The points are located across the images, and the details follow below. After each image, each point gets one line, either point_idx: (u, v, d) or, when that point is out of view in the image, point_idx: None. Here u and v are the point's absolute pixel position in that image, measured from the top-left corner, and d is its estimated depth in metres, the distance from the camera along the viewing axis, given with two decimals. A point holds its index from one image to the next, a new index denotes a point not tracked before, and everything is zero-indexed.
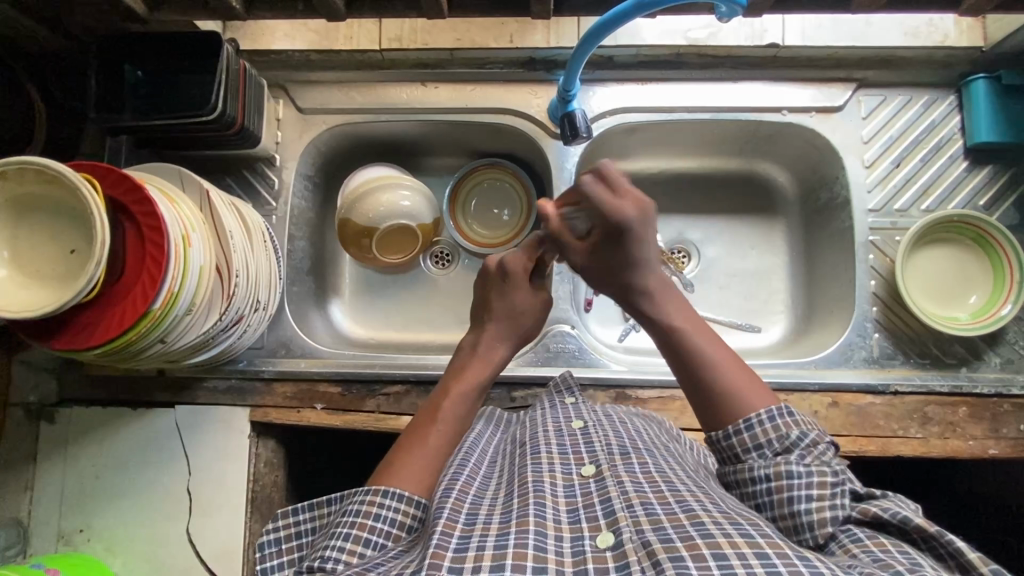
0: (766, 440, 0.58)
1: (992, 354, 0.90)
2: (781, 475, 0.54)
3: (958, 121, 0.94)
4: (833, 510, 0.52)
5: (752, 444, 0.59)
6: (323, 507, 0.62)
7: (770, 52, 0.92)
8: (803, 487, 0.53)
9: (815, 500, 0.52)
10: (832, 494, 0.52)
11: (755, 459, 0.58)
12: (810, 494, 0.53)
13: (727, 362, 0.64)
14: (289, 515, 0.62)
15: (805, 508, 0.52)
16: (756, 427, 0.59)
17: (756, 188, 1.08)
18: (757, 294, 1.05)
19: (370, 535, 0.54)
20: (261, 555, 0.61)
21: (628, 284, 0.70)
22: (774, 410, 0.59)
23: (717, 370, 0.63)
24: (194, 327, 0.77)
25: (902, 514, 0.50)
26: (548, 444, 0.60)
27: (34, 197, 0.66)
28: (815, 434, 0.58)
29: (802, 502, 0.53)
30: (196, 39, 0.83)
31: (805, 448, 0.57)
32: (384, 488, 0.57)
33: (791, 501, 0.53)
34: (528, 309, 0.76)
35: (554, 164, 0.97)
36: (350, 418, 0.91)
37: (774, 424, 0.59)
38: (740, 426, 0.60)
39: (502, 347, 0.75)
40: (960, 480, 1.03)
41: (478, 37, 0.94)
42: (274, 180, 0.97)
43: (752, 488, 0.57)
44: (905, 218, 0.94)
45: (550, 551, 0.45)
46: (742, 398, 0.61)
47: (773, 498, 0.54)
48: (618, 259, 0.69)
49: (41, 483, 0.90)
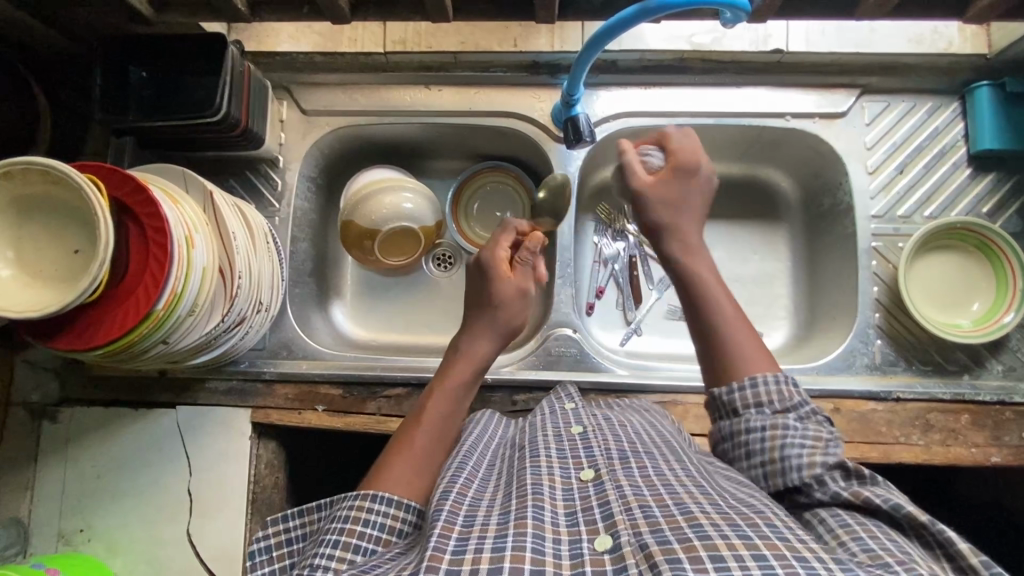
0: (767, 399, 0.60)
1: (995, 362, 0.90)
2: (779, 426, 0.57)
3: (962, 128, 0.94)
4: (823, 460, 0.55)
5: (753, 402, 0.60)
6: (312, 513, 0.62)
7: (774, 57, 0.92)
8: (798, 437, 0.56)
9: (809, 447, 0.56)
10: (825, 447, 0.56)
11: (752, 415, 0.60)
12: (804, 444, 0.56)
13: (738, 323, 0.66)
14: (278, 523, 0.61)
15: (796, 454, 0.55)
16: (760, 388, 0.60)
17: (759, 193, 1.08)
18: (759, 300, 1.05)
19: (360, 541, 0.54)
20: (251, 562, 0.61)
21: (669, 225, 0.71)
22: (778, 376, 0.61)
23: (730, 329, 0.66)
24: (196, 329, 0.77)
25: (892, 502, 0.49)
26: (548, 448, 0.60)
27: (36, 197, 0.66)
28: (812, 403, 0.61)
29: (795, 448, 0.56)
30: (201, 41, 0.83)
31: (805, 412, 0.59)
32: (373, 492, 0.58)
33: (783, 447, 0.56)
34: (505, 301, 0.76)
35: (558, 169, 0.97)
36: (351, 420, 0.91)
37: (778, 388, 0.60)
38: (745, 383, 0.61)
39: (484, 345, 0.75)
40: (961, 488, 1.03)
41: (483, 41, 0.95)
42: (277, 182, 0.97)
43: (745, 436, 0.60)
44: (908, 224, 0.94)
45: (549, 555, 0.45)
46: (746, 361, 0.64)
47: (766, 445, 0.58)
48: (674, 199, 0.72)
49: (41, 483, 0.90)
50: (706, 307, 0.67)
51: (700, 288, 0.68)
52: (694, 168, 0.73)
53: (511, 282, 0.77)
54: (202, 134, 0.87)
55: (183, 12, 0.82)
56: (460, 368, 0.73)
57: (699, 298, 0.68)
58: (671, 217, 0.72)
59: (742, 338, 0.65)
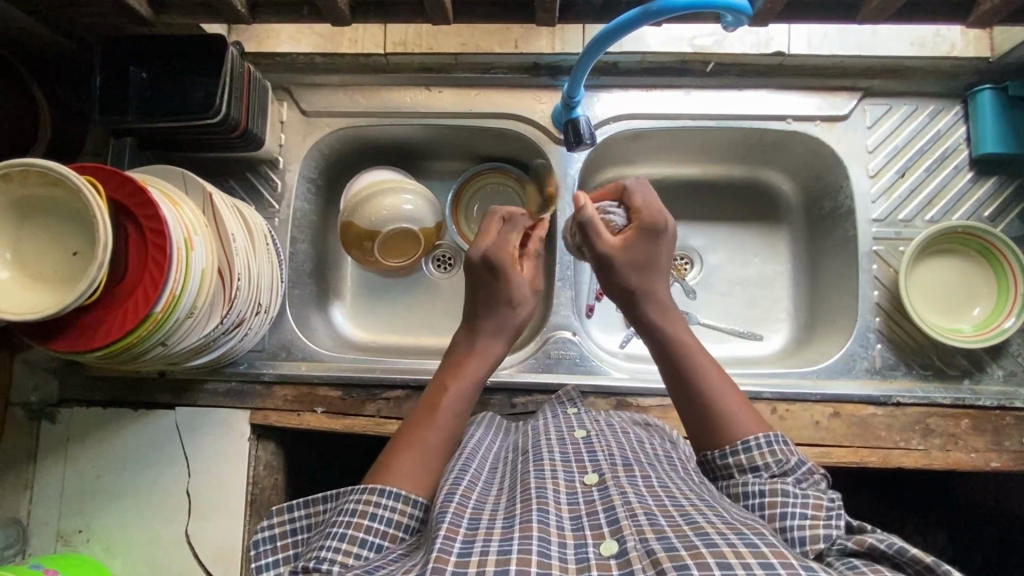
0: (764, 463, 0.60)
1: (995, 367, 0.90)
2: (778, 492, 0.56)
3: (964, 132, 0.94)
4: (827, 530, 0.52)
5: (749, 466, 0.60)
6: (318, 505, 0.62)
7: (776, 60, 0.92)
8: (798, 505, 0.54)
9: (809, 518, 0.53)
10: (827, 515, 0.53)
11: (750, 478, 0.59)
12: (804, 512, 0.54)
13: (722, 384, 0.66)
14: (285, 512, 0.61)
15: (797, 524, 0.53)
16: (753, 450, 0.60)
17: (760, 196, 1.08)
18: (759, 303, 1.05)
19: (366, 536, 0.54)
20: (255, 553, 0.61)
21: (642, 288, 0.71)
22: (770, 436, 0.61)
23: (716, 393, 0.66)
24: (195, 330, 0.77)
25: (897, 547, 0.47)
26: (551, 451, 0.60)
27: (37, 199, 0.66)
28: (810, 463, 0.60)
29: (795, 518, 0.54)
30: (201, 41, 0.83)
31: (803, 473, 0.59)
32: (380, 487, 0.57)
33: (784, 516, 0.54)
34: (520, 302, 0.76)
35: (558, 171, 0.97)
36: (350, 422, 0.90)
37: (772, 449, 0.60)
38: (737, 448, 0.61)
39: (491, 344, 0.74)
40: (961, 492, 1.03)
41: (484, 42, 0.93)
42: (277, 183, 0.97)
43: (744, 501, 0.58)
44: (909, 228, 0.93)
45: (554, 558, 0.45)
46: (733, 423, 0.63)
47: (766, 512, 0.56)
48: (643, 257, 0.71)
49: (41, 483, 0.90)
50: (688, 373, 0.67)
51: (682, 352, 0.68)
52: (662, 229, 0.71)
53: (525, 281, 0.77)
54: (202, 135, 0.87)
55: (183, 12, 0.82)
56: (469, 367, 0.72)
57: (680, 365, 0.68)
58: (642, 279, 0.71)
59: (728, 400, 0.65)
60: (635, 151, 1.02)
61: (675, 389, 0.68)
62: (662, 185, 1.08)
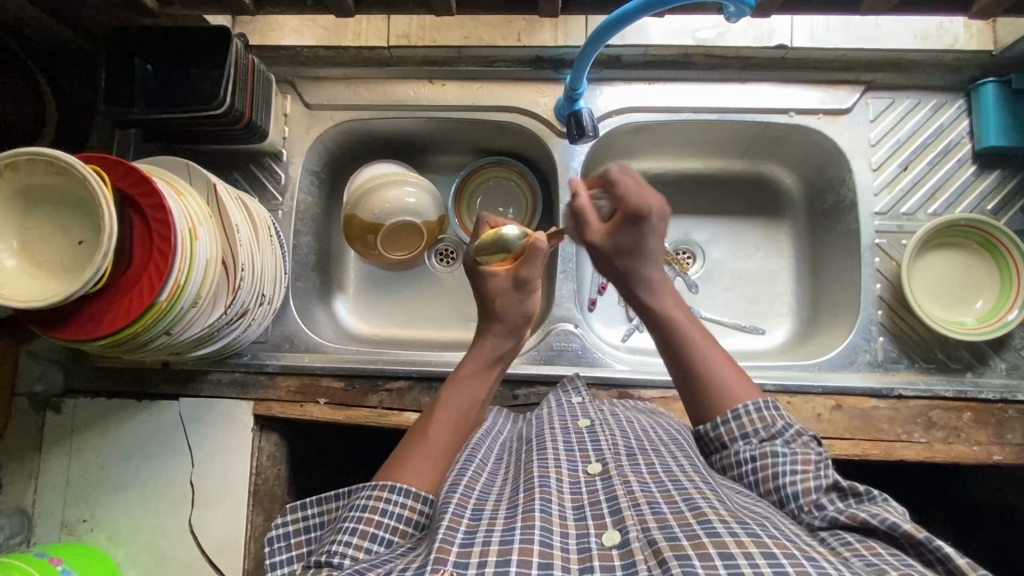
0: (752, 428, 0.61)
1: (998, 360, 0.90)
2: (768, 454, 0.57)
3: (967, 125, 0.94)
4: (816, 482, 0.55)
5: (739, 433, 0.61)
6: (330, 502, 0.62)
7: (779, 53, 0.92)
8: (788, 463, 0.56)
9: (800, 472, 0.55)
10: (815, 470, 0.56)
11: (741, 445, 0.60)
12: (795, 468, 0.56)
13: (714, 356, 0.66)
14: (297, 510, 0.62)
15: (788, 482, 0.55)
16: (743, 418, 0.61)
17: (762, 190, 1.08)
18: (762, 296, 1.05)
19: (377, 531, 0.55)
20: (270, 549, 0.61)
21: (630, 272, 0.70)
22: (760, 403, 0.61)
23: (708, 365, 0.65)
24: (200, 320, 0.77)
25: (890, 521, 0.48)
26: (555, 440, 0.60)
27: (44, 189, 0.67)
28: (798, 425, 0.61)
29: (787, 476, 0.56)
30: (206, 34, 0.84)
31: (790, 435, 0.59)
32: (391, 484, 0.57)
33: (776, 476, 0.56)
34: (500, 294, 0.75)
35: (560, 163, 0.97)
36: (352, 413, 0.91)
37: (761, 415, 0.61)
38: (728, 417, 0.62)
39: (497, 341, 0.74)
40: (965, 487, 1.02)
41: (486, 35, 0.94)
42: (280, 175, 0.98)
43: (738, 468, 0.60)
44: (911, 221, 0.93)
45: (556, 548, 0.46)
46: (727, 394, 0.63)
47: (759, 476, 0.58)
48: (628, 245, 0.69)
49: (46, 472, 0.91)
50: (681, 347, 0.66)
51: (677, 328, 0.67)
52: (648, 211, 0.67)
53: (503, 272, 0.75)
54: (206, 127, 0.88)
55: (188, 5, 0.83)
56: (474, 365, 0.73)
57: (674, 344, 0.67)
58: (628, 263, 0.69)
59: (721, 371, 0.65)
60: (638, 144, 1.03)
61: (670, 364, 0.67)
62: (665, 179, 1.09)
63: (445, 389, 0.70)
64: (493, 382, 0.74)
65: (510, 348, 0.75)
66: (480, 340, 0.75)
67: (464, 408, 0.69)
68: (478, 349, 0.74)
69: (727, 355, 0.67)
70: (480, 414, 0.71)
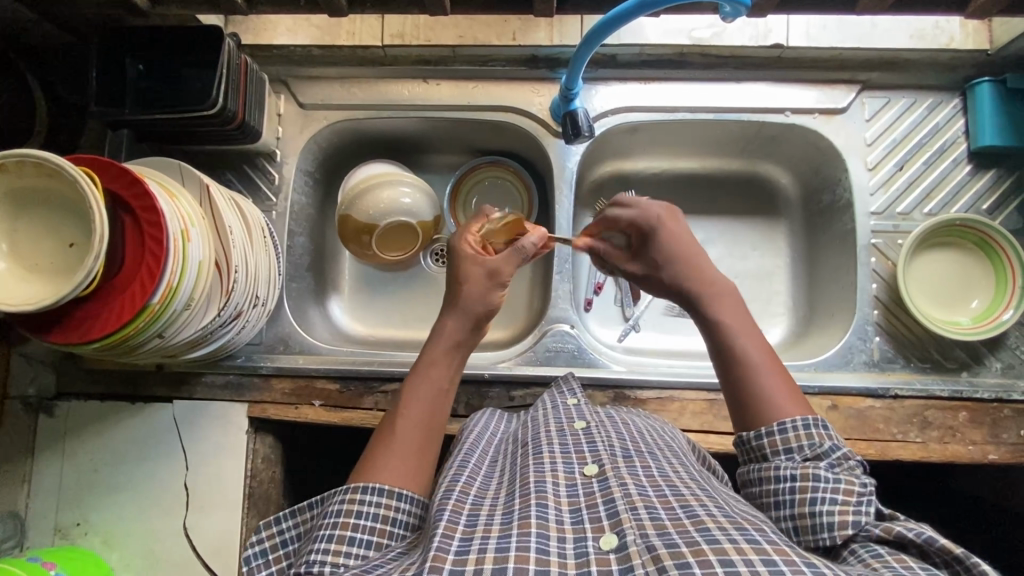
0: (797, 444, 0.58)
1: (993, 359, 0.90)
2: (810, 475, 0.54)
3: (963, 124, 0.94)
4: (856, 516, 0.51)
5: (783, 446, 0.58)
6: (305, 512, 0.62)
7: (774, 53, 0.91)
8: (828, 490, 0.53)
9: (839, 504, 0.52)
10: (857, 502, 0.52)
11: (782, 460, 0.57)
12: (835, 497, 0.52)
13: (768, 364, 0.63)
14: (271, 525, 0.61)
15: (826, 510, 0.52)
16: (789, 431, 0.58)
17: (758, 189, 1.08)
18: (757, 295, 1.05)
19: (355, 533, 0.54)
20: (248, 568, 0.61)
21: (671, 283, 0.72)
22: (808, 418, 0.58)
23: (761, 375, 0.62)
24: (192, 322, 0.76)
25: (925, 535, 0.48)
26: (551, 444, 0.60)
27: (32, 192, 0.66)
28: (848, 448, 0.58)
29: (825, 504, 0.53)
30: (198, 34, 0.83)
31: (837, 458, 0.56)
32: (363, 484, 0.57)
33: (813, 502, 0.53)
34: (469, 281, 0.73)
35: (555, 163, 0.96)
36: (347, 415, 0.90)
37: (808, 431, 0.58)
38: (773, 429, 0.59)
39: (455, 325, 0.71)
40: (960, 485, 1.03)
41: (481, 34, 0.93)
42: (274, 175, 0.97)
43: (774, 485, 0.56)
44: (907, 221, 0.93)
45: (553, 554, 0.45)
46: (778, 403, 0.60)
47: (795, 497, 0.54)
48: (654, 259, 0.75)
49: (38, 476, 0.90)
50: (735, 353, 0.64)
51: (729, 332, 0.65)
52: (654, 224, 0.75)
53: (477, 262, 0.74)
54: (198, 128, 0.87)
55: (179, 4, 0.82)
56: (434, 352, 0.70)
57: (725, 346, 0.65)
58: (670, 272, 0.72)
59: (772, 381, 0.62)
60: (634, 144, 1.02)
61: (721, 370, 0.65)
62: (661, 178, 1.08)
63: (407, 381, 0.68)
64: (458, 367, 0.71)
65: (470, 331, 0.72)
66: (437, 326, 0.72)
67: (422, 401, 0.66)
68: (436, 335, 0.71)
69: (781, 366, 0.64)
70: (447, 401, 0.68)
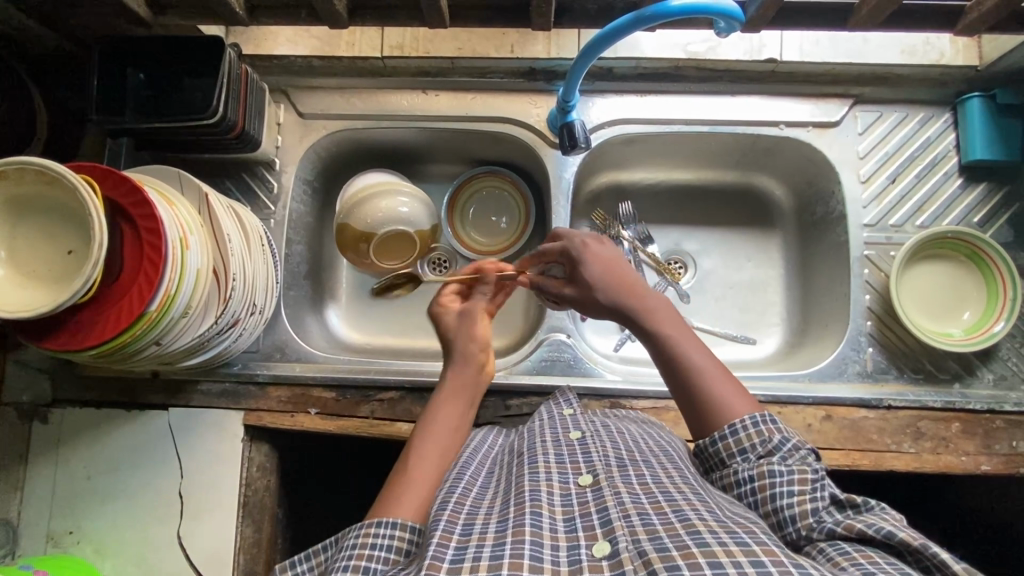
0: (750, 444, 0.60)
1: (985, 370, 0.91)
2: (765, 473, 0.56)
3: (954, 138, 0.95)
4: (813, 504, 0.53)
5: (737, 449, 0.60)
6: (319, 554, 0.61)
7: (769, 67, 0.93)
8: (785, 483, 0.55)
9: (797, 495, 0.54)
10: (812, 488, 0.54)
11: (739, 463, 0.59)
12: (792, 489, 0.54)
13: (714, 372, 0.65)
14: (287, 569, 0.61)
15: (787, 503, 0.54)
16: (741, 433, 0.60)
17: (753, 201, 1.09)
18: (752, 306, 1.05)
19: (370, 564, 0.53)
20: None
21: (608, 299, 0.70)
22: (756, 417, 0.61)
23: (707, 382, 0.64)
24: (189, 330, 0.77)
25: (886, 530, 0.48)
26: (546, 453, 0.60)
27: (33, 199, 0.66)
28: (795, 438, 0.60)
29: (785, 498, 0.54)
30: (198, 45, 0.84)
31: (787, 451, 0.58)
32: (376, 519, 0.56)
33: (774, 498, 0.55)
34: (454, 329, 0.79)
35: (553, 173, 0.97)
36: (344, 423, 0.90)
37: (759, 429, 0.60)
38: (725, 433, 0.61)
39: (461, 369, 0.78)
40: (952, 496, 1.03)
41: (479, 47, 0.94)
42: (273, 184, 0.98)
43: (737, 488, 0.58)
44: (899, 233, 0.94)
45: (547, 561, 0.45)
46: (729, 409, 0.63)
47: (758, 497, 0.56)
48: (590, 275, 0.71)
49: (32, 484, 0.90)
50: (681, 365, 0.66)
51: (669, 344, 0.67)
52: (579, 250, 0.73)
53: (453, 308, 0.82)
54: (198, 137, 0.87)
55: (182, 14, 0.83)
56: (445, 396, 0.76)
57: (669, 358, 0.66)
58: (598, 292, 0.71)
59: (718, 387, 0.64)
60: (630, 155, 1.04)
61: (672, 385, 0.67)
62: (657, 189, 1.10)
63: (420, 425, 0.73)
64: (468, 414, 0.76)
65: (476, 372, 0.79)
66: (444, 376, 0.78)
67: (442, 437, 0.71)
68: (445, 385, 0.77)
69: (726, 370, 0.66)
70: (457, 439, 0.72)
